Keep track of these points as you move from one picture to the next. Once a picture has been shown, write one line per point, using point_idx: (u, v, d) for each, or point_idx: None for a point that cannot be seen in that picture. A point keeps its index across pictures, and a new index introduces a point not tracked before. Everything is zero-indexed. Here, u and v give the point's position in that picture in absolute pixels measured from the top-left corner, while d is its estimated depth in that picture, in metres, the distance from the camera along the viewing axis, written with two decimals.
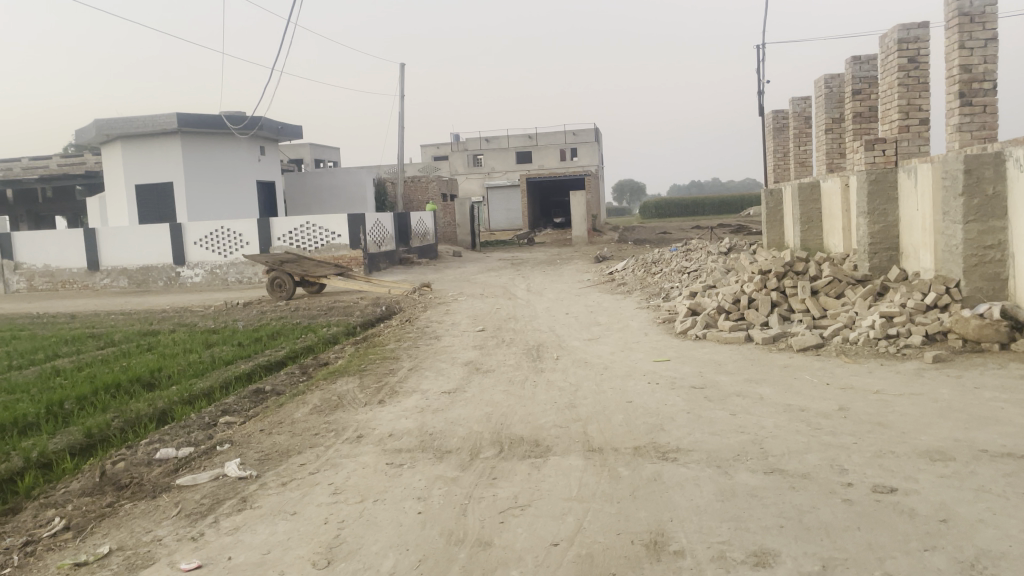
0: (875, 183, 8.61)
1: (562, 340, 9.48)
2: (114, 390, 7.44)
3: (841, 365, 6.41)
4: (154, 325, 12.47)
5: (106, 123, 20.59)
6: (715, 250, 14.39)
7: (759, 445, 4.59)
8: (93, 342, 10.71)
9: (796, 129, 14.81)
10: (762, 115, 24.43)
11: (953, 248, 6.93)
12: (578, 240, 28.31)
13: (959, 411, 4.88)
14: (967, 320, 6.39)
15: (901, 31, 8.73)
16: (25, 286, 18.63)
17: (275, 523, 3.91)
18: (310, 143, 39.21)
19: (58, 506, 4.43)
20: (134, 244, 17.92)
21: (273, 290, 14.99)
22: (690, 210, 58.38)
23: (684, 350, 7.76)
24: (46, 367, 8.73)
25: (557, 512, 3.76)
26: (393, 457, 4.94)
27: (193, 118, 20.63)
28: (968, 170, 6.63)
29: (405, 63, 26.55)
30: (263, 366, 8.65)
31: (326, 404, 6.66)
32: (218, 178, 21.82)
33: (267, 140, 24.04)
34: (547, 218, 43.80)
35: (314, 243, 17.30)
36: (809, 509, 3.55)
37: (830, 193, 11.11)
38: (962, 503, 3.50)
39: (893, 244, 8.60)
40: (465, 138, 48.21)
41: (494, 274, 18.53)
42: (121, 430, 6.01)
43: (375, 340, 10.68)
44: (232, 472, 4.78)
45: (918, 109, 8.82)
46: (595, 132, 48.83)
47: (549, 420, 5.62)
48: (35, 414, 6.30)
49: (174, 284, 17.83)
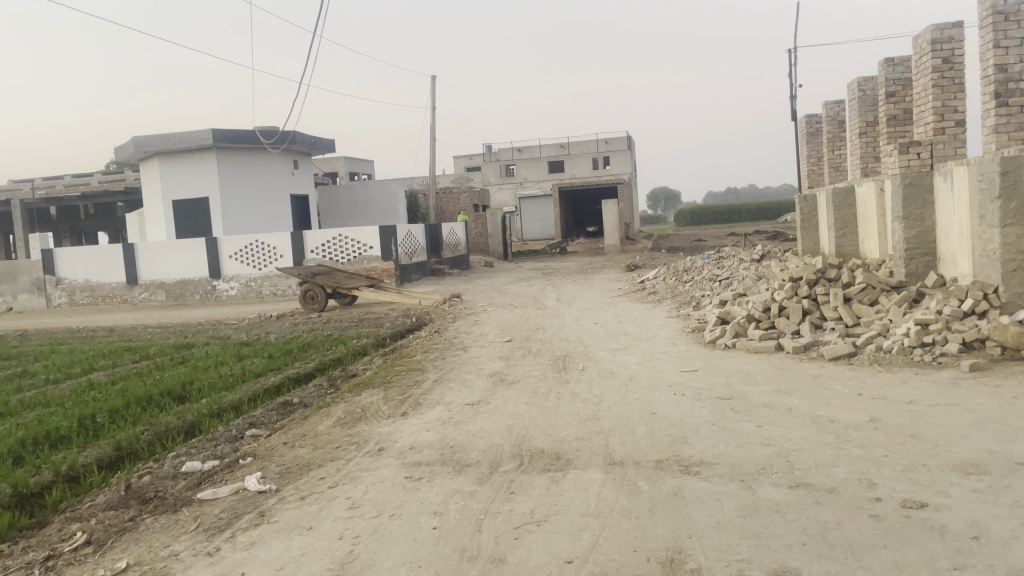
0: (910, 186, 8.36)
1: (590, 350, 9.40)
2: (145, 403, 7.58)
3: (874, 375, 6.22)
4: (189, 338, 12.72)
5: (144, 141, 21.18)
6: (748, 257, 14.15)
7: (785, 458, 4.46)
8: (129, 355, 10.96)
9: (830, 132, 14.50)
10: (795, 120, 24.00)
11: (990, 253, 6.68)
12: (610, 249, 28.12)
13: (997, 422, 4.67)
14: (1006, 328, 6.15)
15: (934, 31, 8.50)
16: (67, 301, 19.19)
17: (291, 538, 3.92)
18: (344, 156, 39.85)
19: (82, 519, 4.52)
20: (171, 259, 18.35)
21: (305, 302, 15.21)
22: (725, 218, 57.70)
23: (712, 360, 7.61)
24: (82, 381, 8.95)
25: (573, 528, 3.69)
26: (413, 471, 4.93)
27: (228, 135, 21.09)
28: (1004, 172, 6.39)
29: (436, 75, 26.83)
30: (292, 379, 8.74)
31: (350, 417, 6.69)
32: (252, 194, 22.25)
33: (301, 155, 24.45)
34: (580, 227, 43.69)
35: (346, 255, 17.48)
36: (834, 526, 3.43)
37: (865, 198, 10.84)
38: (995, 519, 3.33)
39: (929, 249, 8.32)
40: (498, 148, 48.53)
41: (525, 284, 18.50)
42: (149, 442, 6.12)
43: (403, 351, 10.72)
44: (252, 486, 4.82)
45: (954, 110, 8.56)
46: (627, 140, 48.59)
47: (572, 433, 5.54)
48: (67, 428, 6.46)
49: (210, 297, 18.18)
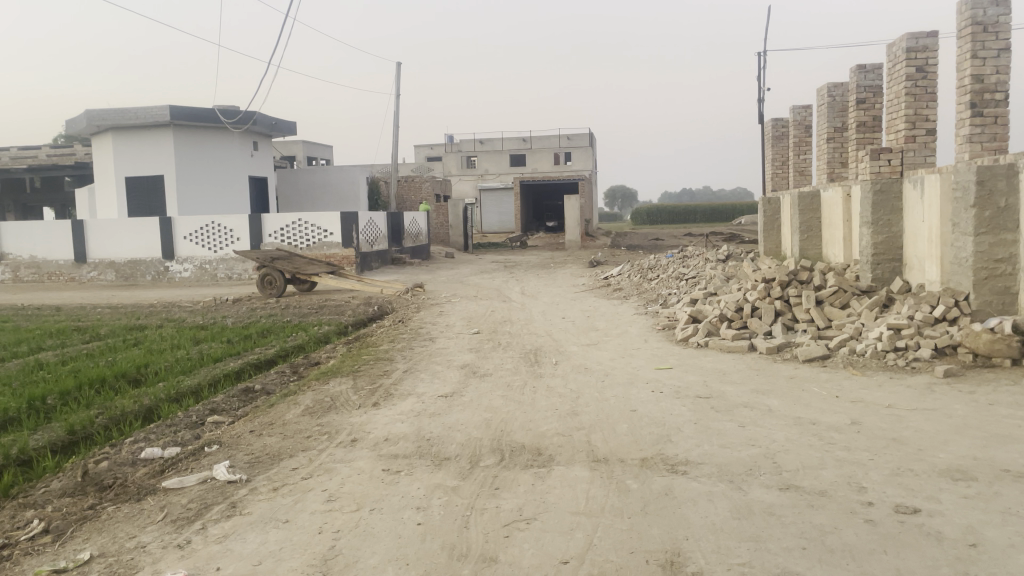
0: (880, 193, 8.47)
1: (561, 344, 9.32)
2: (98, 385, 7.24)
3: (850, 378, 6.26)
4: (142, 319, 12.20)
5: (97, 115, 20.34)
6: (713, 258, 14.28)
7: (772, 459, 4.42)
8: (79, 335, 10.48)
9: (796, 137, 14.69)
10: (762, 123, 24.36)
11: (962, 261, 6.80)
12: (570, 245, 28.13)
13: (977, 428, 4.73)
14: (978, 335, 6.26)
15: (910, 40, 8.66)
16: (10, 277, 18.25)
17: (266, 532, 3.71)
18: (304, 140, 39.04)
19: (37, 506, 4.25)
20: (122, 237, 17.66)
21: (263, 288, 14.75)
22: (681, 218, 58.62)
23: (686, 358, 7.60)
24: (30, 360, 8.52)
25: (565, 528, 3.57)
26: (390, 464, 4.75)
27: (186, 112, 20.37)
28: (980, 181, 6.50)
29: (402, 61, 26.47)
30: (253, 364, 8.43)
31: (319, 405, 6.46)
32: (210, 173, 21.54)
33: (262, 135, 23.73)
34: (541, 221, 43.71)
35: (306, 241, 17.02)
36: (831, 530, 3.39)
37: (831, 203, 11.00)
38: (991, 526, 3.34)
39: (896, 254, 8.46)
40: (459, 139, 48.36)
41: (488, 276, 18.37)
42: (105, 427, 5.86)
43: (368, 340, 10.48)
44: (221, 476, 4.58)
45: (925, 119, 8.71)
46: (590, 137, 48.79)
47: (552, 428, 5.43)
48: (16, 410, 6.17)
49: (163, 278, 17.53)
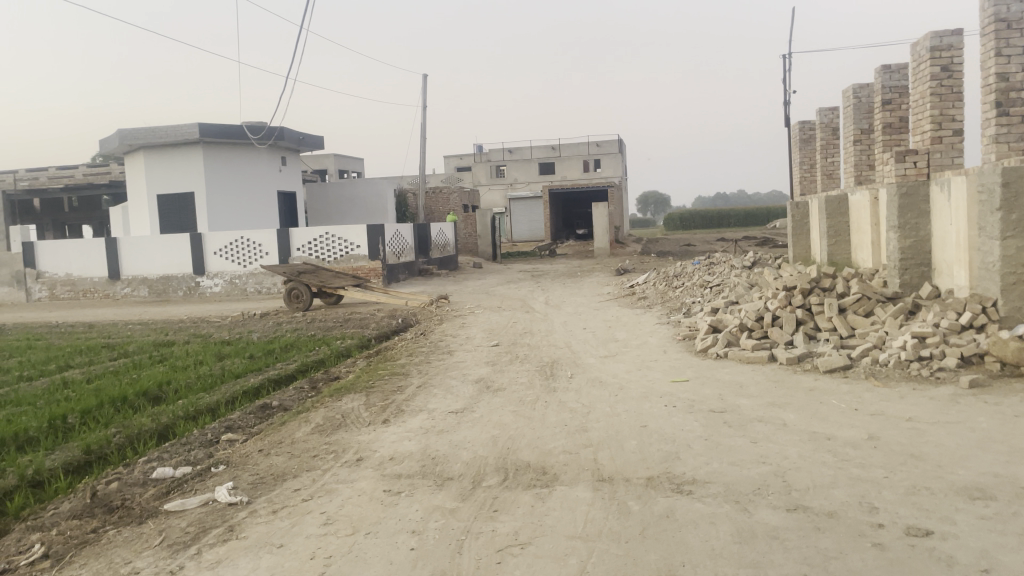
0: (905, 196, 8.19)
1: (578, 356, 9.20)
2: (119, 403, 7.33)
3: (871, 390, 6.04)
4: (170, 336, 12.36)
5: (129, 134, 20.83)
6: (740, 264, 14.00)
7: (782, 477, 4.26)
8: (107, 353, 10.68)
9: (823, 139, 14.37)
10: (789, 125, 23.95)
11: (989, 265, 6.54)
12: (599, 252, 27.87)
13: (1001, 442, 4.50)
14: (1006, 343, 6.01)
15: (933, 39, 8.37)
16: (47, 295, 18.74)
17: (259, 558, 3.68)
18: (334, 154, 39.56)
19: (44, 529, 4.29)
20: (153, 254, 18.00)
21: (290, 301, 14.89)
22: (714, 222, 58.03)
23: (704, 369, 7.43)
24: (56, 379, 8.68)
25: (559, 553, 3.47)
26: (391, 484, 4.69)
27: (215, 129, 20.76)
28: (1006, 183, 6.24)
29: (426, 74, 26.64)
30: (272, 380, 8.46)
31: (329, 423, 6.44)
32: (239, 189, 21.88)
33: (290, 151, 24.08)
34: (570, 229, 43.55)
35: (333, 254, 17.16)
36: (836, 555, 3.23)
37: (859, 207, 10.70)
38: (1006, 550, 3.15)
39: (924, 259, 8.17)
40: (488, 149, 48.59)
41: (514, 287, 18.29)
42: (121, 446, 5.92)
43: (388, 353, 10.47)
44: (222, 498, 4.57)
45: (952, 119, 8.41)
46: (619, 143, 48.55)
47: (559, 445, 5.33)
48: (36, 429, 6.26)
49: (194, 293, 17.82)
